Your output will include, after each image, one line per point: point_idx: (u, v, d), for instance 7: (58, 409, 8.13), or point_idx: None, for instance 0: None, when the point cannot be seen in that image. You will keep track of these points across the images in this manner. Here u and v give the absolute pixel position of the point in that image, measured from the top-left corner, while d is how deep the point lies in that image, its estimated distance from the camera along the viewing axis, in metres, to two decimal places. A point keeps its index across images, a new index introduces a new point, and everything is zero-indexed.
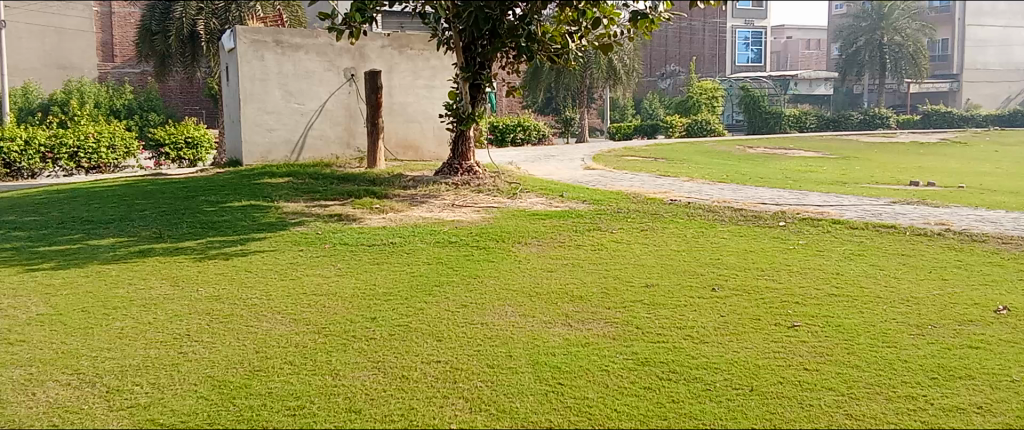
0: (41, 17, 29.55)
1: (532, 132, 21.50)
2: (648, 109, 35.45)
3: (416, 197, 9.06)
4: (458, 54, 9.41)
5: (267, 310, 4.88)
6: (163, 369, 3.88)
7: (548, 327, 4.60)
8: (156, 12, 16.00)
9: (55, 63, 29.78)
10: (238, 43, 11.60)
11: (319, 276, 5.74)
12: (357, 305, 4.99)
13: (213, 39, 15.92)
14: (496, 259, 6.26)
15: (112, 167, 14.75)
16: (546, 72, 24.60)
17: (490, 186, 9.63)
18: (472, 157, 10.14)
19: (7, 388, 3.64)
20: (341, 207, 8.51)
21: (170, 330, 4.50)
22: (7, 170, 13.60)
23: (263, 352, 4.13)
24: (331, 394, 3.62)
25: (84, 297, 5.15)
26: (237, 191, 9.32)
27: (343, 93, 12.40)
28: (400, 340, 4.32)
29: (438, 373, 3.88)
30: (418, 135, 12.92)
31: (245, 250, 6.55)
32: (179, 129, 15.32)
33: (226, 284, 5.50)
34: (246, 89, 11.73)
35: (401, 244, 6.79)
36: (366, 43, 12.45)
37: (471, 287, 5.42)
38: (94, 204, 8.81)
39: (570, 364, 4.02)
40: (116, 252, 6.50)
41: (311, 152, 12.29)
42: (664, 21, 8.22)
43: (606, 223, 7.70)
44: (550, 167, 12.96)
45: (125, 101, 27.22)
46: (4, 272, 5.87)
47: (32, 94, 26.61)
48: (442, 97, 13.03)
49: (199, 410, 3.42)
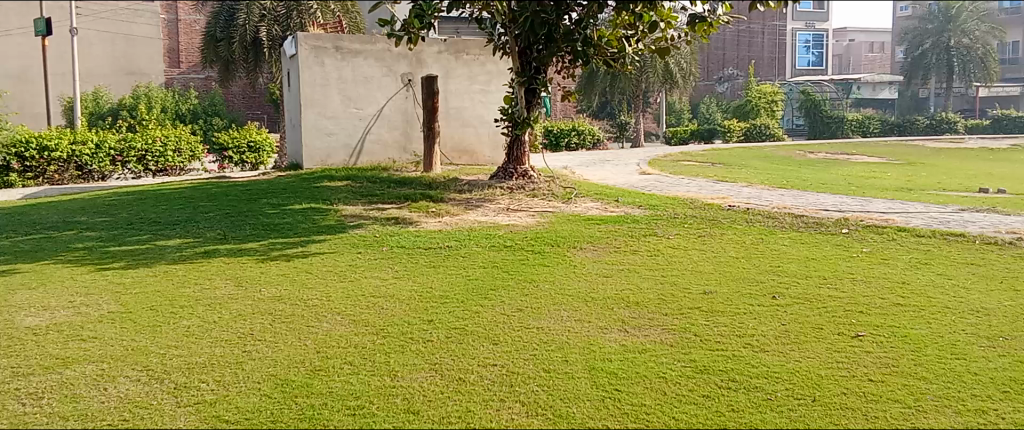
0: (111, 25, 30.91)
1: (587, 137, 21.44)
2: (705, 113, 35.02)
3: (472, 201, 9.12)
4: (514, 59, 9.42)
5: (327, 311, 4.97)
6: (227, 367, 3.98)
7: (604, 332, 4.58)
8: (221, 19, 16.46)
9: (123, 69, 30.88)
10: (299, 49, 11.88)
11: (377, 279, 5.81)
12: (415, 307, 5.05)
13: (275, 46, 16.30)
14: (551, 263, 6.25)
15: (178, 170, 15.21)
16: (601, 76, 24.54)
17: (544, 190, 9.63)
18: (527, 161, 10.16)
19: (79, 382, 3.77)
20: (398, 210, 8.62)
21: (234, 329, 4.62)
22: (79, 173, 14.14)
23: (323, 352, 4.21)
24: (390, 395, 3.66)
25: (152, 295, 5.32)
26: (298, 194, 9.51)
27: (400, 98, 12.54)
28: (456, 343, 4.36)
29: (496, 376, 3.89)
30: (473, 140, 13.00)
31: (305, 252, 6.69)
32: (243, 133, 15.76)
33: (288, 284, 5.63)
34: (307, 94, 12.01)
35: (457, 247, 6.85)
36: (423, 48, 12.56)
37: (527, 291, 5.42)
38: (161, 206, 9.09)
39: (627, 370, 3.99)
40: (183, 253, 6.69)
41: (368, 157, 12.48)
42: (723, 25, 8.07)
43: (663, 229, 7.63)
44: (604, 172, 12.90)
45: (191, 106, 28.13)
46: (77, 271, 6.09)
47: (103, 99, 27.53)
48: (497, 102, 13.08)
49: (263, 407, 3.50)
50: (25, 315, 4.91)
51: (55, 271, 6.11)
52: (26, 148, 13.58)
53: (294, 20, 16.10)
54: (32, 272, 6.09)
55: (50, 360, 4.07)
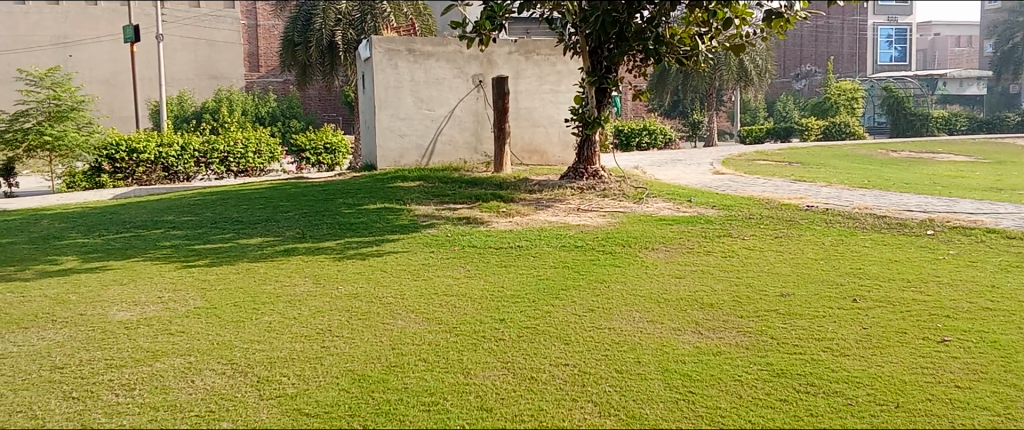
0: (195, 30, 31.72)
1: (658, 136, 21.22)
2: (781, 111, 34.18)
3: (542, 201, 9.13)
4: (585, 59, 9.39)
5: (401, 309, 5.06)
6: (306, 362, 4.10)
7: (677, 334, 4.53)
8: (298, 24, 16.86)
9: (206, 73, 32.00)
10: (373, 52, 12.13)
11: (449, 277, 5.89)
12: (486, 306, 5.09)
13: (350, 49, 16.72)
14: (623, 264, 6.21)
15: (258, 171, 15.72)
16: (674, 75, 24.22)
17: (615, 190, 9.58)
18: (597, 162, 10.12)
19: (169, 374, 3.95)
20: (469, 210, 8.71)
21: (313, 324, 4.75)
22: (166, 174, 14.75)
23: (398, 349, 4.29)
24: (463, 392, 3.71)
25: (236, 292, 5.52)
26: (373, 194, 9.70)
27: (471, 99, 12.66)
28: (529, 342, 4.38)
29: (568, 376, 3.90)
30: (543, 140, 13.02)
31: (380, 250, 6.82)
32: (319, 135, 16.23)
33: (363, 282, 5.75)
34: (381, 96, 12.25)
35: (528, 247, 6.88)
36: (494, 49, 12.64)
37: (597, 291, 5.41)
38: (243, 206, 9.41)
39: (701, 372, 3.95)
40: (264, 251, 6.91)
41: (440, 157, 12.64)
42: (801, 21, 7.87)
43: (737, 229, 7.50)
44: (677, 172, 12.75)
45: (270, 109, 29.07)
46: (164, 268, 6.36)
47: (187, 103, 28.68)
48: (568, 102, 13.06)
49: (341, 401, 3.60)
50: (118, 309, 5.15)
51: (145, 268, 6.39)
52: (116, 150, 14.21)
53: (368, 23, 16.34)
54: (123, 268, 6.38)
55: (141, 353, 4.26)
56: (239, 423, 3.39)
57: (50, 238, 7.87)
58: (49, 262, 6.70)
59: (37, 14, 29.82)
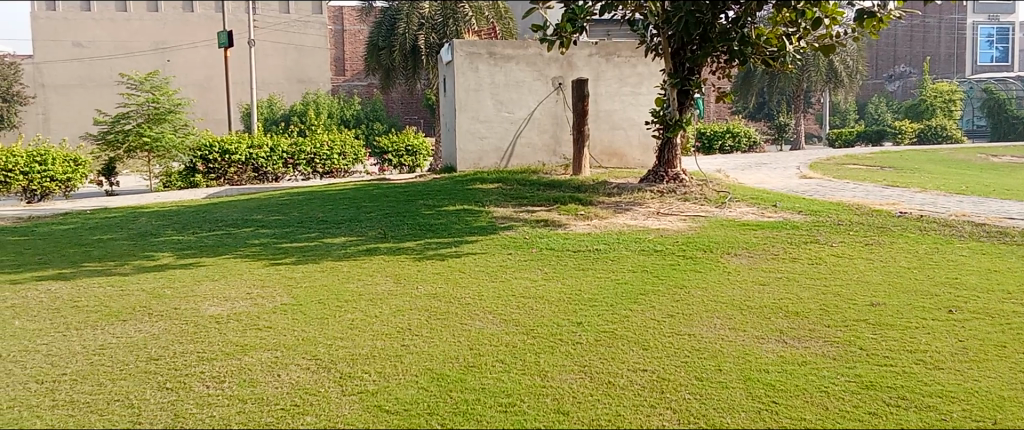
0: (284, 36, 32.77)
1: (742, 139, 20.76)
2: (874, 114, 33.00)
3: (621, 204, 9.06)
4: (666, 60, 9.27)
5: (479, 310, 5.10)
6: (387, 359, 4.18)
7: (760, 342, 4.41)
8: (383, 28, 17.16)
9: (296, 77, 33.27)
10: (454, 55, 12.27)
11: (526, 279, 5.91)
12: (563, 309, 5.08)
13: (432, 53, 16.93)
14: (704, 269, 6.10)
15: (343, 172, 16.14)
16: (759, 76, 23.65)
17: (697, 194, 9.41)
18: (678, 165, 9.96)
19: (257, 368, 4.08)
20: (547, 212, 8.72)
21: (394, 323, 4.84)
22: (256, 174, 15.28)
23: (476, 349, 4.32)
24: (540, 394, 3.71)
25: (320, 289, 5.67)
26: (453, 196, 9.81)
27: (550, 101, 12.67)
28: (606, 346, 4.34)
29: (646, 381, 3.85)
30: (623, 143, 12.92)
31: (458, 252, 6.90)
32: (401, 138, 16.61)
33: (442, 283, 5.82)
34: (461, 99, 12.38)
35: (606, 250, 6.83)
36: (574, 51, 12.62)
37: (677, 297, 5.32)
38: (328, 206, 9.66)
39: (785, 382, 3.83)
40: (348, 250, 7.09)
41: (519, 160, 12.69)
42: (894, 20, 7.57)
43: (825, 236, 7.25)
44: (761, 176, 12.43)
45: (354, 112, 29.83)
46: (253, 265, 6.58)
47: (276, 106, 29.67)
48: (648, 104, 12.92)
49: (421, 399, 3.65)
50: (210, 304, 5.37)
51: (235, 265, 6.63)
52: (210, 151, 14.81)
53: (451, 27, 16.66)
54: (214, 265, 6.64)
55: (230, 347, 4.42)
56: (322, 418, 3.47)
57: (147, 235, 8.27)
58: (147, 258, 7.03)
59: (138, 21, 31.59)
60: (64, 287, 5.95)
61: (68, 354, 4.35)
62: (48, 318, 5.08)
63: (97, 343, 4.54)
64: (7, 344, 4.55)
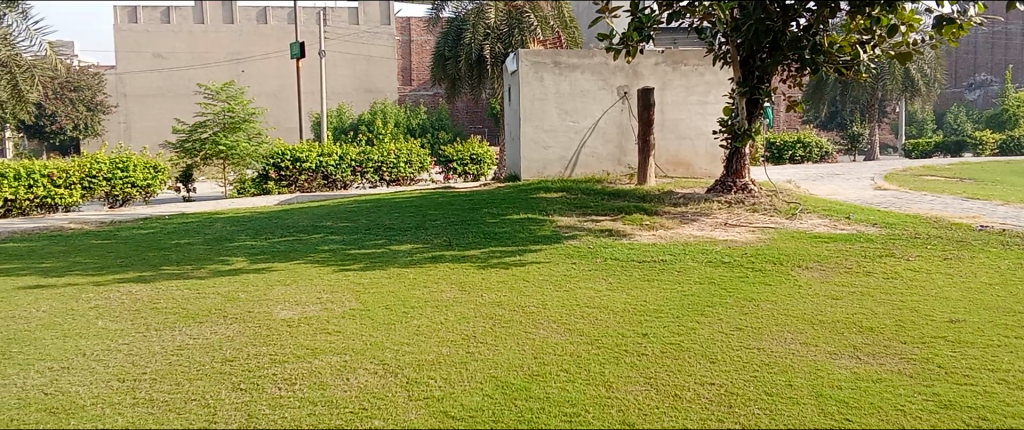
0: (353, 46, 33.41)
1: (813, 149, 20.26)
2: (953, 123, 31.91)
3: (687, 215, 8.95)
4: (735, 69, 9.13)
5: (543, 318, 5.10)
6: (452, 366, 4.22)
7: (833, 358, 4.29)
8: (449, 39, 17.34)
9: (363, 87, 33.91)
10: (520, 65, 12.34)
11: (591, 289, 5.88)
12: (628, 320, 5.04)
13: (498, 62, 17.05)
14: (774, 282, 5.96)
15: (409, 180, 16.57)
16: (832, 85, 23.07)
17: (766, 205, 9.22)
18: (747, 175, 9.79)
19: (327, 371, 4.17)
20: (612, 222, 8.67)
21: (459, 330, 4.89)
22: (325, 182, 15.66)
23: (540, 358, 4.33)
24: (606, 405, 3.69)
25: (387, 295, 5.77)
26: (517, 204, 9.85)
27: (616, 110, 12.60)
28: (672, 358, 4.29)
29: (714, 395, 3.79)
30: (690, 153, 12.76)
31: (523, 260, 6.92)
32: (466, 147, 16.76)
33: (507, 291, 5.84)
34: (526, 108, 12.45)
35: (672, 261, 6.75)
36: (640, 60, 12.53)
37: (745, 310, 5.23)
38: (395, 213, 9.81)
39: (859, 399, 3.72)
40: (414, 257, 7.19)
41: (583, 169, 12.67)
42: (976, 26, 7.29)
43: (902, 250, 7.02)
44: (833, 187, 12.10)
45: (420, 121, 30.25)
46: (323, 271, 6.73)
47: (345, 115, 30.32)
48: (716, 113, 12.72)
49: (485, 407, 3.67)
50: (281, 308, 5.51)
51: (305, 270, 6.79)
52: (282, 159, 15.16)
53: (515, 37, 16.67)
54: (286, 270, 6.82)
55: (301, 350, 4.53)
56: (389, 422, 3.53)
57: (222, 240, 8.54)
58: (221, 262, 7.27)
59: (215, 32, 32.68)
60: (144, 289, 6.18)
61: (148, 354, 4.52)
62: (129, 319, 5.29)
63: (175, 343, 4.72)
64: (91, 342, 4.75)
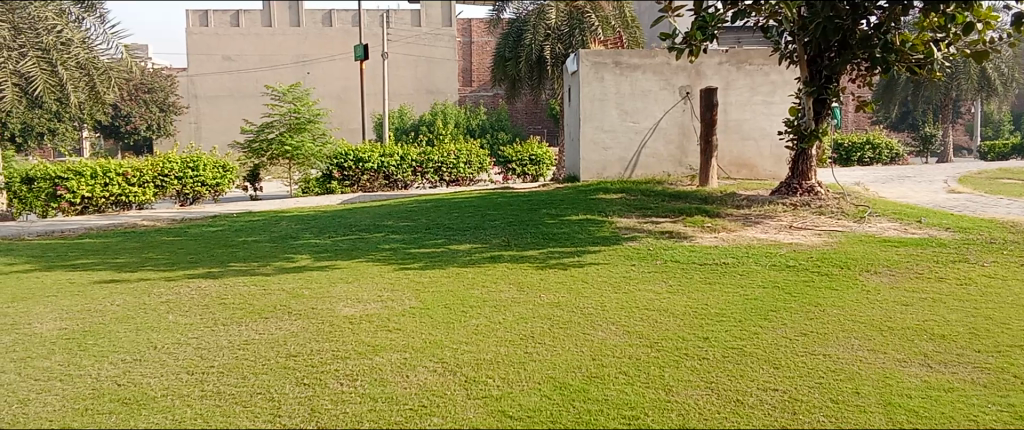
0: (415, 48, 33.82)
1: (884, 151, 19.68)
2: None
3: (751, 217, 8.78)
4: (803, 68, 8.92)
5: (603, 320, 5.07)
6: (510, 365, 4.23)
7: (903, 366, 4.16)
8: (510, 40, 17.42)
9: (425, 88, 34.32)
10: (581, 65, 12.31)
11: (650, 292, 5.81)
12: (689, 324, 4.97)
13: (558, 63, 17.05)
14: (841, 287, 5.80)
15: (468, 180, 16.66)
16: (903, 84, 22.39)
17: (833, 208, 8.99)
18: (814, 176, 9.56)
19: (387, 368, 4.23)
20: (673, 223, 8.57)
21: (517, 330, 4.89)
22: (386, 182, 15.94)
23: (598, 360, 4.30)
24: (664, 409, 3.64)
25: (446, 294, 5.81)
26: (576, 205, 9.82)
27: (678, 111, 12.45)
28: (734, 363, 4.22)
29: (777, 401, 3.71)
30: (754, 154, 12.51)
31: (581, 261, 6.89)
32: (525, 147, 16.79)
33: (565, 292, 5.83)
34: (586, 108, 12.42)
35: (735, 264, 6.63)
36: (703, 60, 12.33)
37: (811, 315, 5.10)
38: (454, 213, 9.89)
39: (929, 409, 3.60)
40: (472, 257, 7.24)
41: (644, 170, 12.56)
42: None
43: (976, 255, 6.76)
44: (904, 189, 11.72)
45: (480, 122, 30.45)
46: (384, 269, 6.83)
47: (406, 116, 30.70)
48: (781, 113, 12.44)
49: (544, 407, 3.67)
50: (344, 305, 5.60)
51: (367, 268, 6.89)
52: (345, 159, 15.60)
53: (577, 38, 16.56)
54: (348, 268, 6.93)
55: (362, 347, 4.60)
56: (448, 420, 3.55)
57: (287, 238, 8.74)
58: (286, 259, 7.45)
59: (281, 35, 33.37)
60: (212, 284, 6.38)
61: (216, 347, 4.66)
62: (197, 313, 5.45)
63: (242, 339, 4.84)
64: (162, 336, 4.91)
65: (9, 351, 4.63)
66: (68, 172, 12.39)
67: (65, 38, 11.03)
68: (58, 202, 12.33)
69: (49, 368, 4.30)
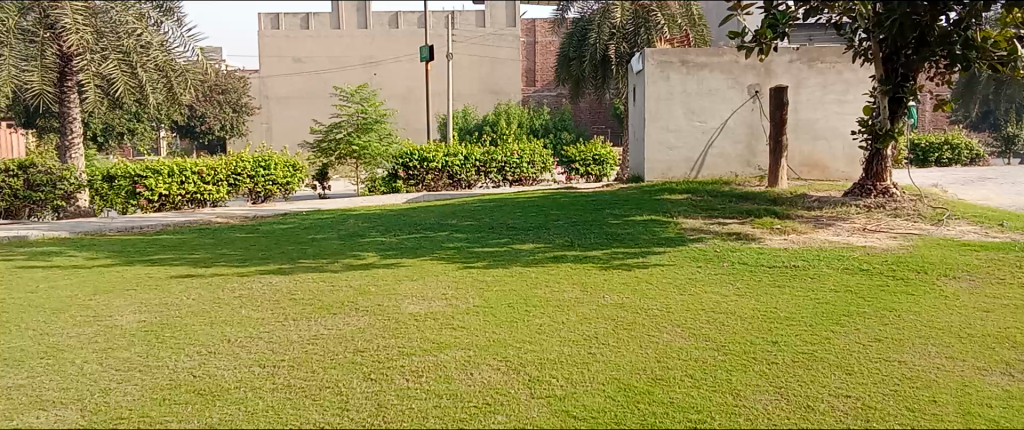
0: (478, 49, 33.98)
1: (963, 151, 18.92)
2: None
3: (822, 219, 8.56)
4: (878, 66, 8.65)
5: (668, 322, 5.01)
6: (574, 366, 4.21)
7: (983, 374, 4.00)
8: (574, 40, 17.40)
9: (489, 88, 34.52)
10: (646, 64, 12.20)
11: (717, 294, 5.72)
12: (757, 327, 4.86)
13: (622, 62, 16.88)
14: (917, 292, 5.60)
15: (531, 180, 16.69)
16: (984, 82, 21.46)
17: (909, 210, 8.69)
18: (888, 178, 9.27)
19: (452, 365, 4.27)
20: (740, 225, 8.41)
21: (581, 330, 4.88)
22: (450, 181, 16.06)
23: (664, 362, 4.25)
24: (732, 413, 3.58)
25: (510, 294, 5.83)
26: (640, 205, 9.73)
27: (746, 110, 12.21)
28: (805, 369, 4.11)
29: (849, 408, 3.60)
30: (825, 154, 12.20)
31: (646, 262, 6.82)
32: (589, 147, 16.74)
33: (630, 293, 5.78)
34: (651, 108, 12.31)
35: (806, 267, 6.47)
36: (773, 57, 12.06)
37: (885, 320, 4.94)
38: (517, 213, 9.90)
39: (1013, 420, 3.46)
40: (536, 256, 7.24)
41: (710, 170, 12.38)
42: None
43: None
44: (984, 191, 11.25)
45: (543, 122, 30.53)
46: (448, 267, 6.90)
47: (470, 116, 30.91)
48: (855, 113, 12.08)
49: (608, 408, 3.64)
50: (410, 302, 5.68)
51: (431, 267, 6.97)
52: (410, 159, 15.80)
53: (642, 36, 16.46)
54: (413, 265, 7.02)
55: (428, 344, 4.65)
56: (512, 418, 3.56)
57: (354, 236, 8.89)
58: (354, 256, 7.59)
59: (349, 37, 34.01)
60: (283, 280, 6.54)
61: (287, 342, 4.77)
62: (269, 308, 5.60)
63: (312, 333, 4.95)
64: (236, 329, 5.06)
65: (93, 342, 4.84)
66: (147, 170, 12.86)
67: (145, 41, 11.70)
68: (137, 199, 12.83)
69: (129, 359, 4.48)
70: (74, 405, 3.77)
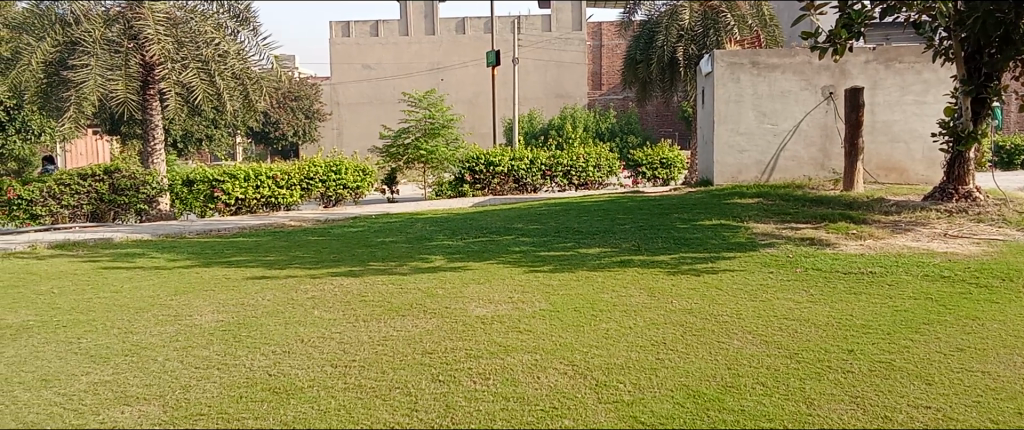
0: (544, 53, 34.03)
1: None
2: None
3: (900, 224, 8.28)
4: (959, 66, 8.33)
5: (738, 328, 4.93)
6: (641, 371, 4.18)
7: None
8: (641, 42, 17.20)
9: (554, 92, 34.54)
10: (716, 66, 12.06)
11: (789, 301, 5.59)
12: (832, 335, 4.74)
13: (691, 64, 16.64)
14: (1003, 301, 5.36)
15: (597, 184, 16.65)
16: None
17: (994, 215, 8.34)
18: (971, 180, 8.94)
19: (519, 368, 4.28)
20: (814, 230, 8.20)
21: (648, 335, 4.83)
22: (516, 185, 16.14)
23: (734, 369, 4.18)
24: (805, 422, 3.50)
25: (575, 298, 5.81)
26: (709, 210, 9.58)
27: (820, 112, 11.88)
28: (883, 378, 3.98)
29: (929, 419, 3.48)
30: (904, 156, 11.80)
31: (715, 267, 6.71)
32: (656, 151, 16.58)
33: (698, 299, 5.69)
34: (721, 110, 12.14)
35: (883, 274, 6.27)
36: (848, 58, 11.73)
37: (967, 329, 4.74)
38: (584, 217, 9.87)
39: None
40: (602, 260, 7.21)
41: (783, 173, 12.11)
42: None
43: None
44: None
45: (609, 125, 30.41)
46: (514, 271, 6.93)
47: (536, 120, 30.97)
48: (935, 114, 11.65)
49: (676, 415, 3.60)
50: (476, 305, 5.72)
51: (498, 270, 7.01)
52: (477, 163, 15.88)
53: (711, 38, 16.32)
54: (480, 269, 7.08)
55: (494, 347, 4.68)
56: (579, 422, 3.56)
57: (422, 239, 9.01)
58: (421, 259, 7.69)
59: (417, 44, 34.45)
60: (353, 282, 6.68)
61: (357, 342, 4.87)
62: (341, 309, 5.72)
63: (381, 334, 5.04)
64: (308, 330, 5.19)
65: (173, 341, 5.03)
66: (224, 175, 13.28)
67: (222, 50, 12.13)
68: (215, 203, 13.29)
69: (208, 357, 4.64)
70: (157, 401, 3.93)
